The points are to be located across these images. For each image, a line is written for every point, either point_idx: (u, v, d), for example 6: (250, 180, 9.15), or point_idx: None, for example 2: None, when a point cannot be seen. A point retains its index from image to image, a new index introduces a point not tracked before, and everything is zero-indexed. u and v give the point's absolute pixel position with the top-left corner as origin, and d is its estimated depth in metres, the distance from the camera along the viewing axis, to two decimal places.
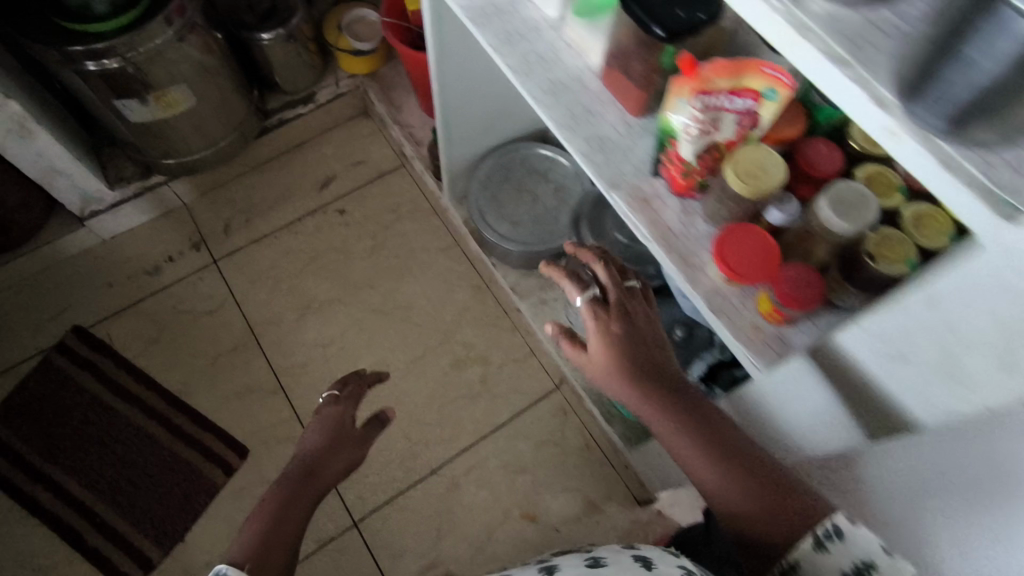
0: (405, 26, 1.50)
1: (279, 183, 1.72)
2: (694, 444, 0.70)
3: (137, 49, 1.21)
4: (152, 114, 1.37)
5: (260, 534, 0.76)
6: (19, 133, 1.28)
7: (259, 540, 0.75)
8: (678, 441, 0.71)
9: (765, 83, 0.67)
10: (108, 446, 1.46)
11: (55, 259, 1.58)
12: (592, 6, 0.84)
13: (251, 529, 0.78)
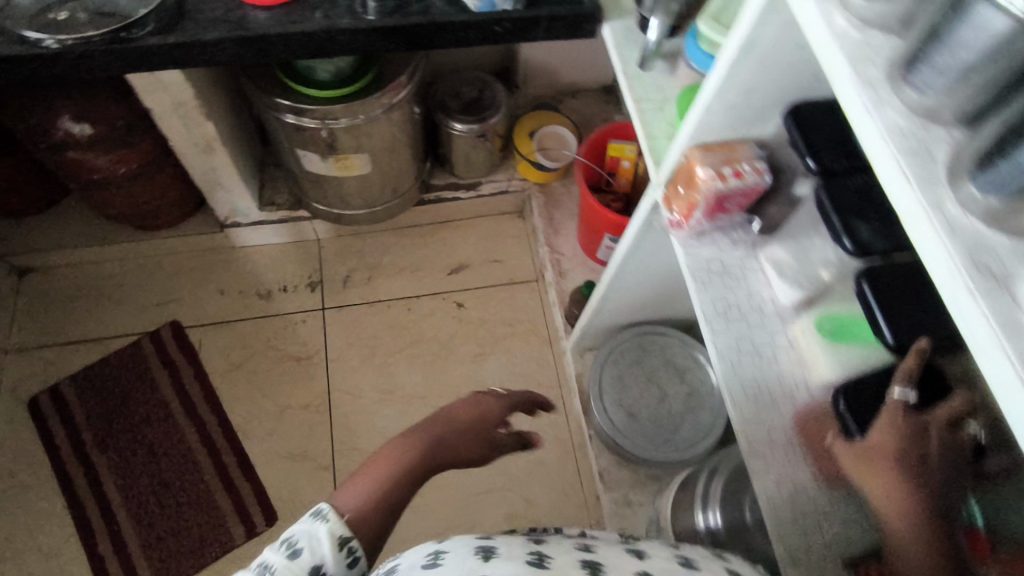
0: (597, 170, 1.40)
1: (412, 253, 1.68)
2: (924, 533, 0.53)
3: (338, 119, 1.19)
4: (327, 170, 1.35)
5: (377, 500, 0.81)
6: (203, 147, 1.29)
7: (373, 505, 0.80)
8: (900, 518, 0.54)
9: None
10: (154, 455, 1.43)
11: (185, 249, 1.60)
12: (839, 333, 0.70)
13: (361, 485, 0.82)
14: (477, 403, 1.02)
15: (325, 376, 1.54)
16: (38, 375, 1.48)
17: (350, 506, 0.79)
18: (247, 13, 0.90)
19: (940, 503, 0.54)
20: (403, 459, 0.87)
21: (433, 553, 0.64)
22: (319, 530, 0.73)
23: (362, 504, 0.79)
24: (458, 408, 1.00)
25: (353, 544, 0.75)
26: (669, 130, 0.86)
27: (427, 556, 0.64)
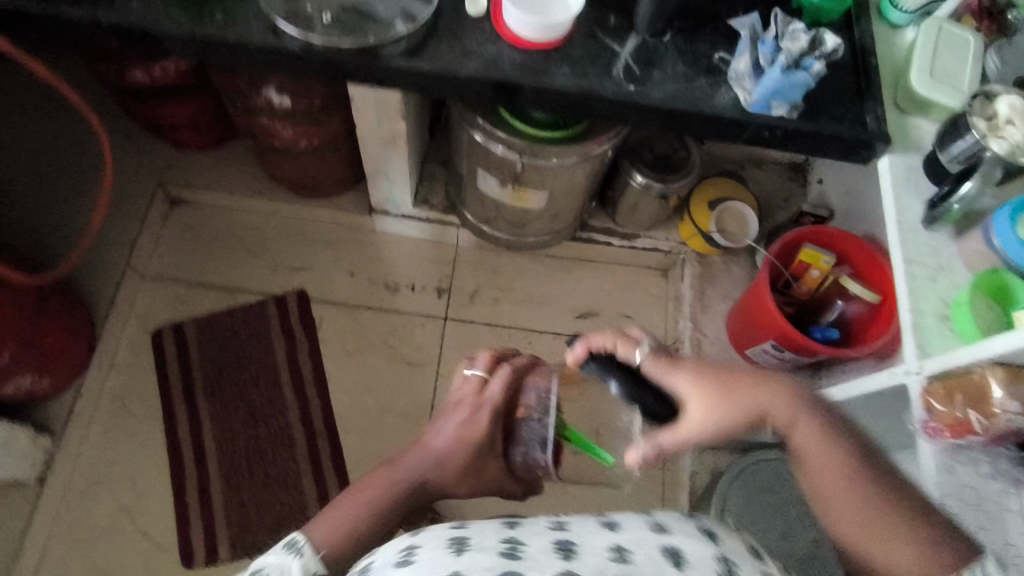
0: (780, 269, 1.29)
1: (544, 284, 1.61)
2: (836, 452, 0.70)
3: (535, 156, 1.13)
4: (500, 196, 1.29)
5: (356, 520, 0.82)
6: (387, 141, 1.25)
7: (349, 526, 0.81)
8: (818, 448, 0.70)
9: None
10: (254, 420, 1.43)
11: (328, 221, 1.58)
12: None
13: (350, 506, 0.83)
14: (474, 424, 0.91)
15: (430, 388, 1.49)
16: (166, 308, 1.49)
17: (326, 539, 0.78)
18: (505, 50, 0.83)
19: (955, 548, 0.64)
20: (372, 502, 0.84)
21: (406, 549, 0.67)
22: (300, 563, 0.72)
23: (337, 528, 0.80)
24: (444, 439, 0.91)
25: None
26: (942, 309, 0.76)
27: (400, 553, 0.67)
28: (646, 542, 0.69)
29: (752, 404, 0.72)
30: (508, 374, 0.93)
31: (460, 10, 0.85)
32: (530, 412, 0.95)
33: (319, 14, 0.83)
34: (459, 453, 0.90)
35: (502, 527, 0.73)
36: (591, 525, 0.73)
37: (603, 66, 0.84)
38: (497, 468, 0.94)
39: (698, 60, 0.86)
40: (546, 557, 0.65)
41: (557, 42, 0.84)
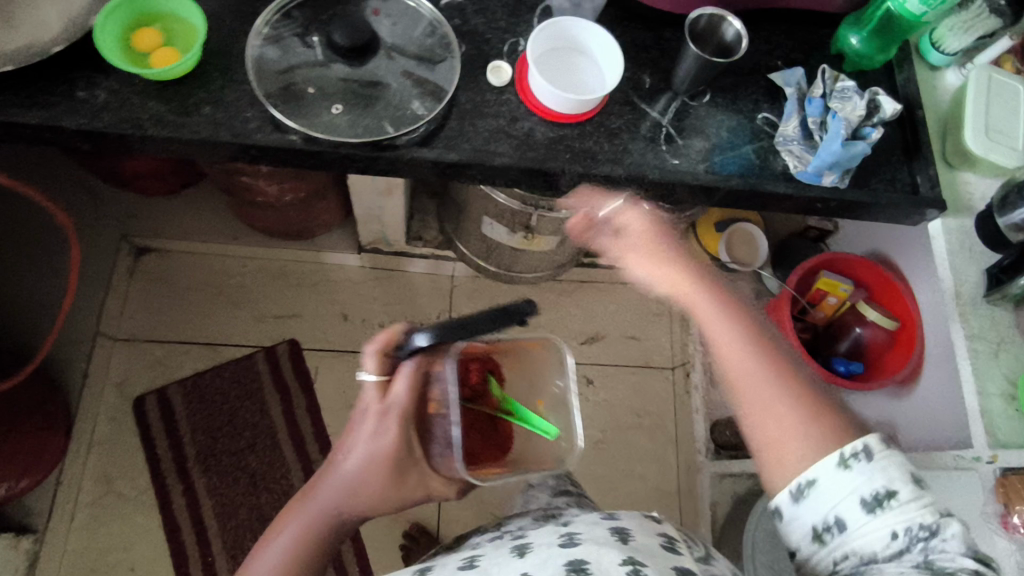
0: (796, 296, 1.26)
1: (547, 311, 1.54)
2: (731, 331, 0.65)
3: (550, 207, 1.05)
4: (507, 239, 1.21)
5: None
6: (382, 189, 1.15)
7: None
8: (722, 332, 0.65)
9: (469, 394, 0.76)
10: (255, 486, 1.34)
11: (313, 261, 1.47)
12: None
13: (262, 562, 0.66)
14: (380, 438, 0.69)
15: None
16: (148, 373, 1.37)
17: None
18: (537, 125, 0.75)
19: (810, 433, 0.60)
20: (297, 536, 0.67)
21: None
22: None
23: None
24: (352, 468, 0.69)
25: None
26: (1008, 388, 0.74)
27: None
28: (551, 560, 0.63)
29: (737, 346, 0.64)
30: (411, 376, 0.68)
31: (481, 80, 0.76)
32: (438, 406, 0.71)
33: (327, 105, 0.73)
34: (374, 476, 0.68)
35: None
36: (503, 556, 0.69)
37: (644, 138, 0.76)
38: (422, 476, 0.70)
39: (741, 123, 0.79)
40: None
41: (595, 109, 0.76)
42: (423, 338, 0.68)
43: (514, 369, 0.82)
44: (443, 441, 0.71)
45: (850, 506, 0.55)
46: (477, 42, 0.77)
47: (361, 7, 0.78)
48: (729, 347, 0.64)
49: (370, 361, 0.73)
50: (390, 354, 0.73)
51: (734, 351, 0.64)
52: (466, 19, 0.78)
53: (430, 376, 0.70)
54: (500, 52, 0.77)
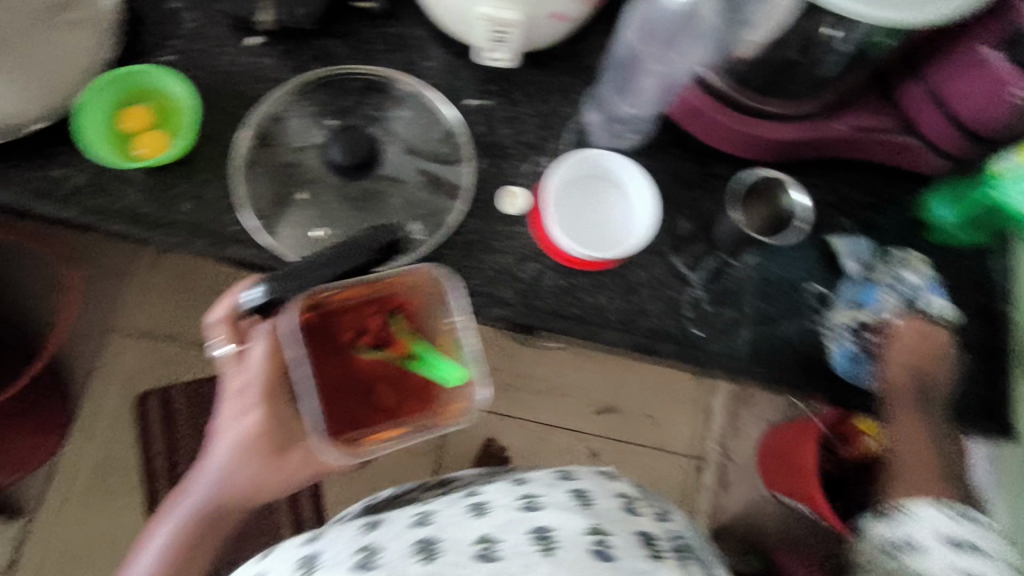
0: (825, 431, 1.12)
1: (566, 371, 1.43)
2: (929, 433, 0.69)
3: None
4: None
5: None
6: None
7: None
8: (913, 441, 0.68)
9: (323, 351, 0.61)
10: None
11: None
12: None
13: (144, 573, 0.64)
14: (251, 412, 0.61)
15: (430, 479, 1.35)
16: (152, 373, 1.36)
17: None
18: (545, 268, 0.66)
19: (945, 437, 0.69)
20: (175, 535, 0.63)
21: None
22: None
23: None
24: (229, 445, 0.62)
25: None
26: None
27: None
28: (508, 527, 0.61)
29: (932, 353, 0.67)
30: (266, 343, 0.59)
31: (492, 205, 0.68)
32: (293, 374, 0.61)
33: (311, 225, 0.67)
34: (251, 461, 0.62)
35: (357, 535, 0.66)
36: (457, 513, 0.65)
37: (667, 300, 0.67)
38: (306, 455, 0.63)
39: (786, 293, 0.68)
40: (400, 563, 0.59)
41: (613, 263, 0.66)
42: (259, 290, 0.58)
43: (420, 307, 0.63)
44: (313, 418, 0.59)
45: (930, 534, 0.63)
46: (496, 157, 0.69)
47: (377, 107, 0.70)
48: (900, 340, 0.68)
49: (217, 327, 0.62)
50: (241, 320, 0.62)
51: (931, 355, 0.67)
52: (490, 127, 0.70)
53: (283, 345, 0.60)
54: (520, 173, 0.69)
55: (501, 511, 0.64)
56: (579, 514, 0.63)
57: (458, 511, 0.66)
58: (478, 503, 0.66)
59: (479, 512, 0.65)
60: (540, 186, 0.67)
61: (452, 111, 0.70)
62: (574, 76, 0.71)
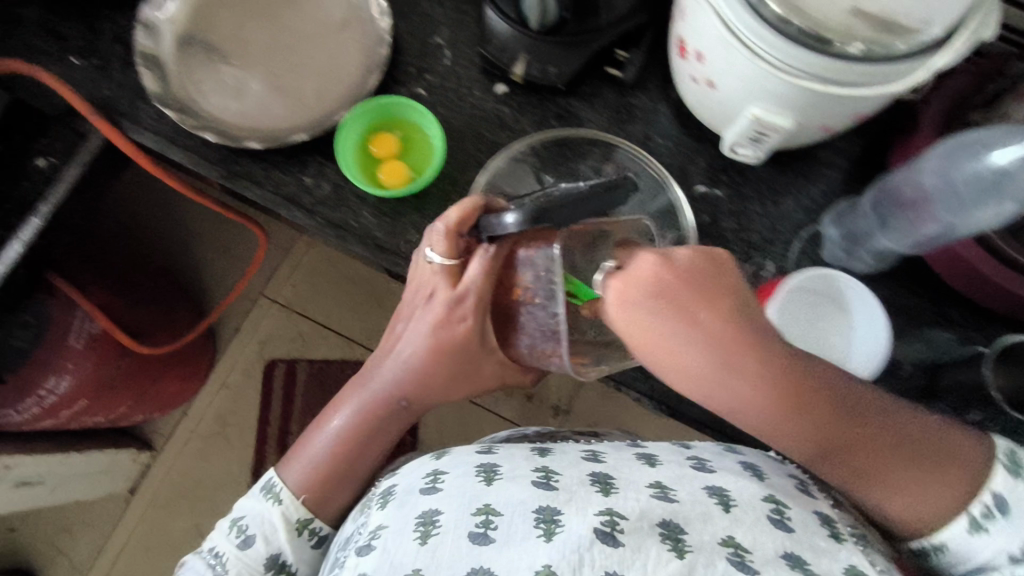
0: None
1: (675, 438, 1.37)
2: None
3: None
4: None
5: (335, 455, 0.70)
6: None
7: (330, 467, 0.69)
8: None
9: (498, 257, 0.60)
10: None
11: None
12: None
13: (331, 437, 0.71)
14: (451, 326, 0.66)
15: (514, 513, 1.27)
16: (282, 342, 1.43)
17: (307, 485, 0.69)
18: None
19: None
20: (360, 416, 0.71)
21: (432, 474, 0.60)
22: (279, 513, 0.68)
23: (315, 478, 0.69)
24: (415, 345, 0.69)
25: (317, 527, 0.69)
26: None
27: (426, 478, 0.60)
28: (685, 479, 0.57)
29: (790, 385, 0.49)
30: (487, 263, 0.59)
31: None
32: (528, 295, 0.58)
33: None
34: (430, 363, 0.69)
35: (530, 457, 0.62)
36: (627, 458, 0.61)
37: None
38: (498, 367, 0.69)
39: None
40: (580, 490, 0.55)
41: None
42: (509, 219, 0.51)
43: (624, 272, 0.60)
44: (534, 333, 0.60)
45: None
46: (718, 249, 0.67)
47: (605, 157, 0.69)
48: (756, 407, 0.50)
49: (438, 242, 0.62)
50: (463, 235, 0.61)
51: (772, 385, 0.49)
52: (716, 217, 0.68)
53: (513, 263, 0.59)
54: (740, 271, 0.67)
55: (671, 459, 0.61)
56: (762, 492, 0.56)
57: (625, 460, 0.60)
58: (653, 453, 0.63)
59: (653, 462, 0.61)
60: (762, 292, 0.65)
61: (682, 194, 0.67)
62: (811, 180, 0.69)
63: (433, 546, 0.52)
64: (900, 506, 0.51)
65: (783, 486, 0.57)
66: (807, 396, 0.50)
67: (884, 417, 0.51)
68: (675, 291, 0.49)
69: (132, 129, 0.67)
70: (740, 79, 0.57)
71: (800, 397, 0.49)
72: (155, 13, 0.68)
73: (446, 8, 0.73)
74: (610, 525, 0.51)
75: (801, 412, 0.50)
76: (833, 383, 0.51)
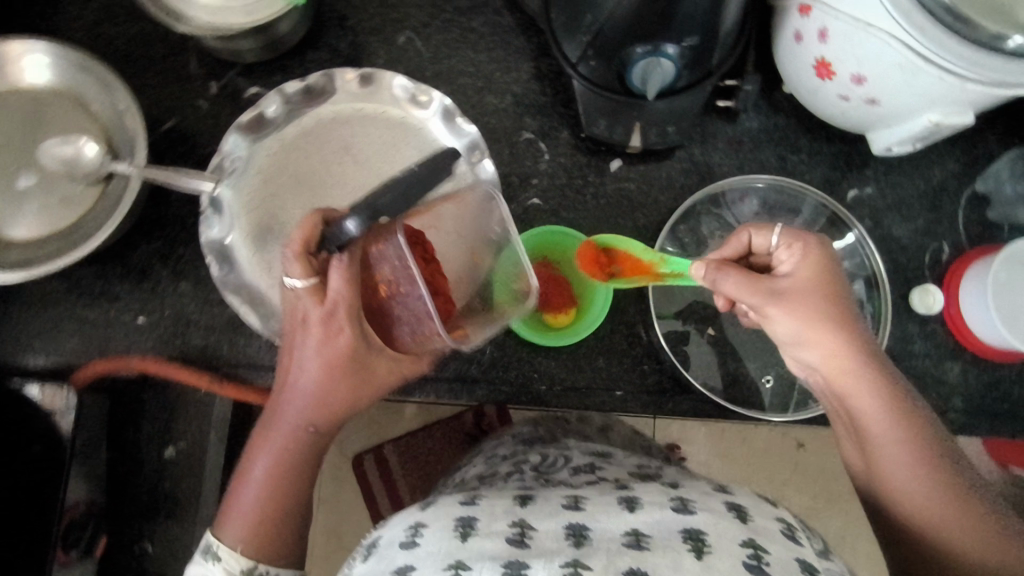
0: None
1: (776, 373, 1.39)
2: (975, 514, 0.44)
3: None
4: None
5: (268, 509, 0.49)
6: None
7: (273, 514, 0.49)
8: (970, 483, 0.45)
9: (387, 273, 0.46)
10: None
11: None
12: None
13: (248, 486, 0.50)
14: (334, 344, 0.47)
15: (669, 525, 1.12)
16: (358, 428, 1.05)
17: (245, 535, 0.48)
18: (965, 365, 0.64)
19: (965, 481, 0.45)
20: (276, 458, 0.49)
21: (412, 527, 0.45)
22: (222, 573, 0.48)
23: (258, 523, 0.49)
24: (311, 377, 0.49)
25: (264, 573, 0.49)
26: None
27: (407, 531, 0.46)
28: (665, 523, 0.42)
29: (909, 418, 0.45)
30: (343, 272, 0.45)
31: (899, 301, 0.65)
32: (393, 288, 0.47)
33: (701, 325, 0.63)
34: (344, 387, 0.48)
35: (513, 505, 0.47)
36: (611, 500, 0.46)
37: None
38: (393, 364, 0.50)
39: None
40: (554, 545, 0.42)
41: (989, 346, 0.62)
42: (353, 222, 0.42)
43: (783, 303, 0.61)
44: (411, 319, 0.48)
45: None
46: (892, 249, 0.65)
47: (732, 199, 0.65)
48: (828, 366, 0.47)
49: (290, 266, 0.47)
50: (315, 254, 0.47)
51: (920, 450, 0.45)
52: (878, 218, 0.66)
53: (368, 261, 0.46)
54: (921, 264, 0.65)
55: (659, 497, 0.46)
56: (733, 528, 0.42)
57: (605, 507, 0.45)
58: (650, 484, 0.49)
59: (653, 508, 0.44)
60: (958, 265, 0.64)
61: (836, 200, 0.65)
62: (951, 141, 0.66)
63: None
64: (942, 525, 0.44)
65: (757, 515, 0.44)
66: (913, 414, 0.46)
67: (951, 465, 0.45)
68: (821, 290, 0.47)
69: (253, 374, 0.57)
70: (920, 95, 0.52)
71: (917, 424, 0.45)
72: (210, 237, 0.57)
73: (516, 92, 0.64)
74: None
75: (919, 457, 0.45)
76: (962, 471, 0.45)
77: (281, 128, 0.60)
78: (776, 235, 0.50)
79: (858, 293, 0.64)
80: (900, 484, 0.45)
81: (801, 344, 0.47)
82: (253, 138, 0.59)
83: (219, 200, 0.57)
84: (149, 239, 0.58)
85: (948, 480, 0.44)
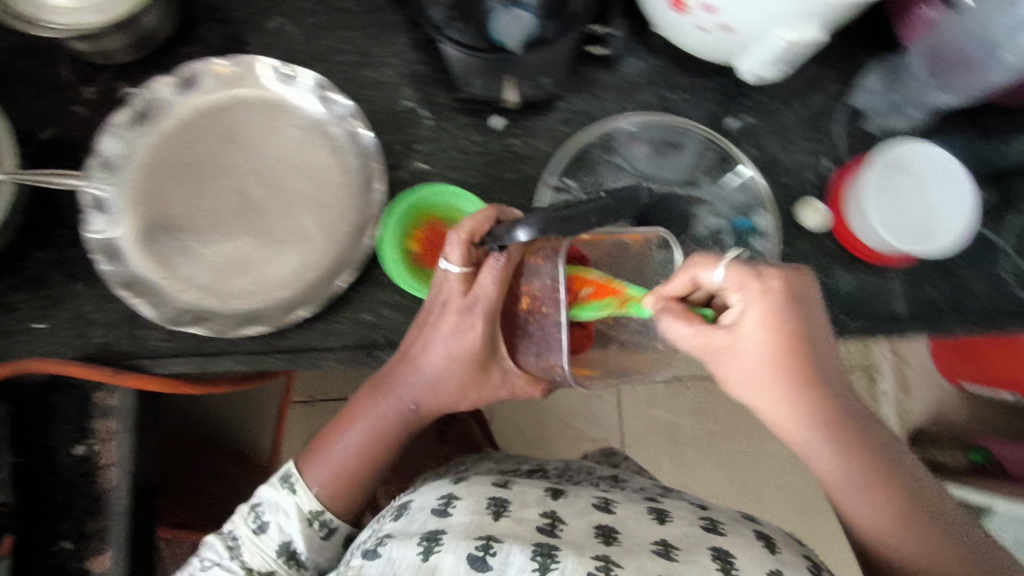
0: None
1: None
2: (933, 538, 0.52)
3: None
4: None
5: (356, 467, 0.64)
6: None
7: (353, 479, 0.64)
8: (929, 499, 0.53)
9: (539, 288, 0.52)
10: None
11: None
12: None
13: (344, 440, 0.65)
14: (462, 336, 0.57)
15: None
16: None
17: (329, 481, 0.64)
18: (856, 272, 0.66)
19: (932, 511, 0.53)
20: (372, 427, 0.65)
21: (444, 497, 0.59)
22: (293, 503, 0.63)
23: (340, 476, 0.64)
24: (434, 364, 0.60)
25: (328, 518, 0.64)
26: None
27: (439, 500, 0.59)
28: (694, 538, 0.57)
29: (872, 463, 0.52)
30: (500, 272, 0.53)
31: (789, 221, 0.67)
32: (535, 304, 0.53)
33: None
34: (456, 374, 0.60)
35: (541, 497, 0.61)
36: (639, 511, 0.61)
37: (986, 272, 0.67)
38: (506, 374, 0.60)
39: None
40: (582, 540, 0.54)
41: (872, 251, 0.65)
42: (522, 230, 0.46)
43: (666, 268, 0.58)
44: (540, 344, 0.53)
45: None
46: (777, 172, 0.67)
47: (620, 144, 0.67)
48: (777, 395, 0.50)
49: (452, 251, 0.56)
50: (476, 244, 0.55)
51: (886, 487, 0.52)
52: (761, 145, 0.67)
53: (524, 270, 0.54)
54: (805, 182, 0.67)
55: (678, 519, 0.60)
56: (749, 552, 0.55)
57: (638, 512, 0.60)
58: (681, 508, 0.63)
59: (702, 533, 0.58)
60: (840, 177, 0.66)
61: (718, 134, 0.67)
62: (822, 63, 0.68)
63: (434, 564, 0.51)
64: (904, 551, 0.52)
65: (756, 538, 0.58)
66: (875, 441, 0.52)
67: (914, 492, 0.53)
68: (779, 337, 0.49)
69: (157, 364, 0.58)
70: (761, 14, 0.53)
71: (874, 474, 0.52)
72: (97, 236, 0.58)
73: (392, 62, 0.65)
74: (604, 571, 0.50)
75: (870, 476, 0.52)
76: (925, 493, 0.53)
77: (158, 122, 0.60)
78: (720, 271, 0.48)
79: (759, 224, 0.66)
80: (849, 500, 0.53)
81: (788, 422, 0.51)
82: (131, 135, 0.59)
83: (103, 200, 0.58)
84: (41, 248, 0.59)
85: (909, 500, 0.52)
